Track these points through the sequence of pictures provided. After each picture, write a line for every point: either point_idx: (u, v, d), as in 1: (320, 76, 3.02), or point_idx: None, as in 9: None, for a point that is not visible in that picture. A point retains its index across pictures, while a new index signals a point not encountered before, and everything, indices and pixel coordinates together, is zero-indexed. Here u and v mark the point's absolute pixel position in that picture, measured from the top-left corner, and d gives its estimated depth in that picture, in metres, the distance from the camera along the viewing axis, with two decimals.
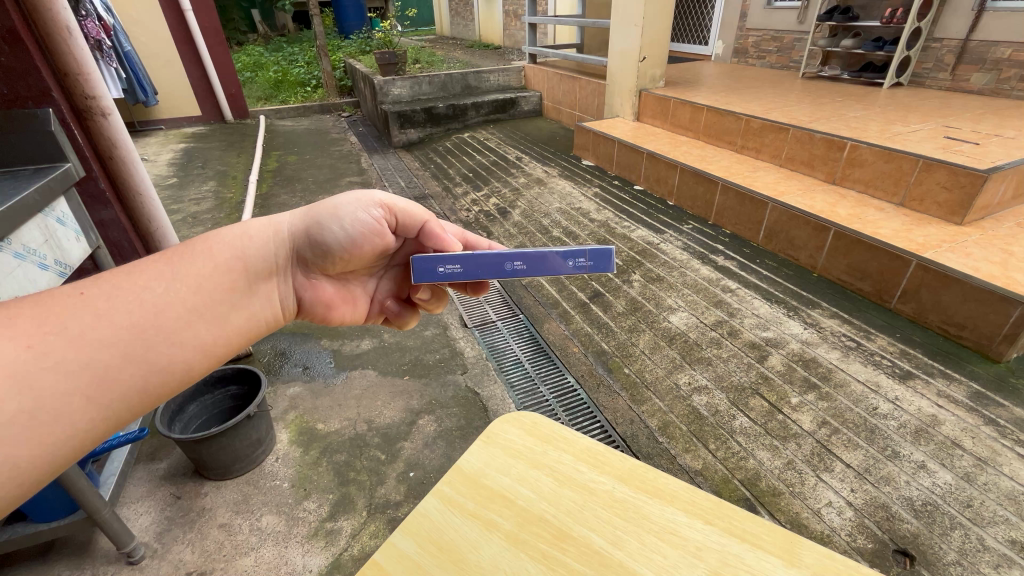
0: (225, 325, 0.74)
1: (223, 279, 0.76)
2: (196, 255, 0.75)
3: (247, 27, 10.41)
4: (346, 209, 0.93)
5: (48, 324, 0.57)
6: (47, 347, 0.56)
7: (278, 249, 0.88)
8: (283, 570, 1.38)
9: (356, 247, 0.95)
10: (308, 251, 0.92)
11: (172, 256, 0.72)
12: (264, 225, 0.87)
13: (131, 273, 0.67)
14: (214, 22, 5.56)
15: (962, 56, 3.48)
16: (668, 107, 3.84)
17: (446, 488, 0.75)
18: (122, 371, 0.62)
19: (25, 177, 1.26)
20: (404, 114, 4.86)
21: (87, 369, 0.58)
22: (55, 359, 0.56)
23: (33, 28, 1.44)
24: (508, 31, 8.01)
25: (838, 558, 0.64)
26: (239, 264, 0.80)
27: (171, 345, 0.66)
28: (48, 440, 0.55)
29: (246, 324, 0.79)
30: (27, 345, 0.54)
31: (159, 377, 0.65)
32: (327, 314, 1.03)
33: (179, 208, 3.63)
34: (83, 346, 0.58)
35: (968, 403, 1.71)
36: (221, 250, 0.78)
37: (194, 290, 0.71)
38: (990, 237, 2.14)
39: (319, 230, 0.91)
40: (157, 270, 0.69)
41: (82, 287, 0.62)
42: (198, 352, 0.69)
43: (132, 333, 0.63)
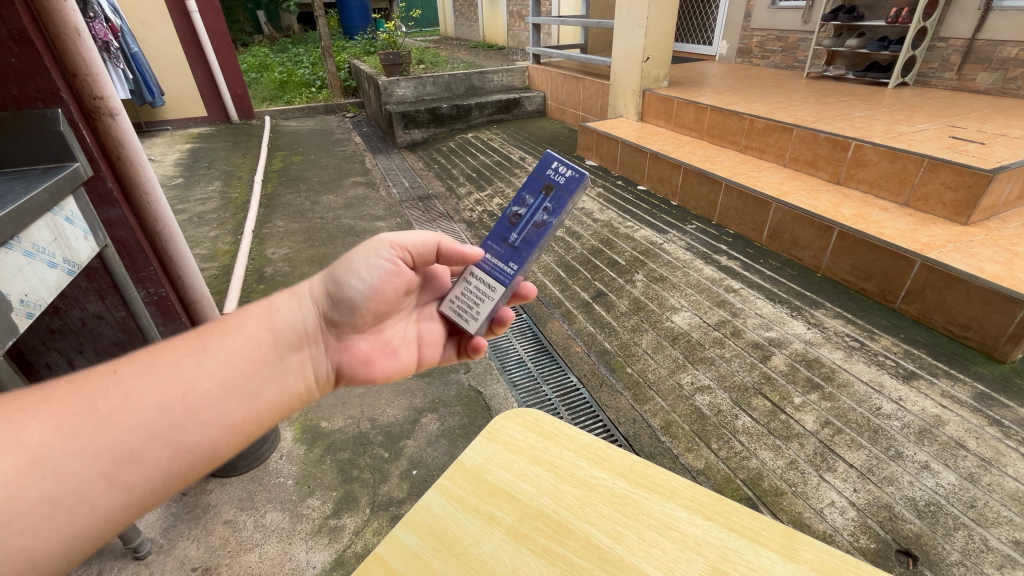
0: (254, 400, 0.76)
1: (250, 355, 0.78)
2: (226, 332, 0.78)
3: (252, 28, 10.48)
4: (363, 263, 0.91)
5: (80, 405, 0.62)
6: (74, 429, 0.60)
7: (306, 317, 0.88)
8: (287, 567, 1.39)
9: (382, 298, 0.93)
10: (331, 314, 0.91)
11: (204, 335, 0.76)
12: (287, 296, 0.89)
13: (165, 352, 0.71)
14: (220, 23, 5.60)
15: (968, 55, 3.46)
16: (671, 107, 3.84)
17: (448, 483, 0.76)
18: (146, 454, 0.63)
19: (35, 177, 1.28)
20: (408, 114, 4.88)
21: (113, 450, 0.61)
22: (79, 442, 0.59)
23: (42, 29, 1.45)
24: (513, 32, 8.03)
25: (838, 554, 0.65)
26: (267, 340, 0.82)
27: (199, 425, 0.69)
28: (68, 526, 0.57)
29: (278, 397, 0.80)
30: (57, 427, 0.59)
31: (185, 459, 0.67)
32: (371, 372, 0.97)
33: (185, 208, 3.66)
34: (109, 428, 0.62)
35: (973, 404, 1.70)
36: (249, 323, 0.81)
37: (223, 367, 0.74)
38: (995, 237, 2.13)
39: (340, 291, 0.90)
40: (187, 347, 0.73)
41: (116, 367, 0.67)
42: (224, 431, 0.71)
43: (160, 412, 0.66)
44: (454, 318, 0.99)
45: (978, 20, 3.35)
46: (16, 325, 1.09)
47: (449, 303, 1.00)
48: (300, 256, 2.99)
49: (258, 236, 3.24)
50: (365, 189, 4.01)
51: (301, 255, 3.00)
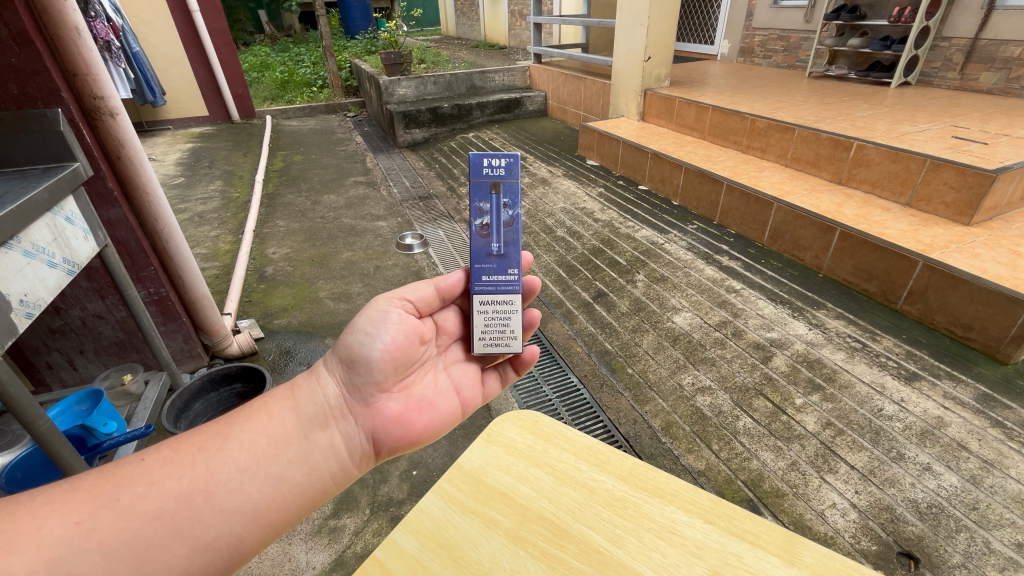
0: (280, 484, 0.73)
1: (276, 433, 0.76)
2: (251, 411, 0.77)
3: (253, 28, 10.49)
4: (369, 322, 0.86)
5: (105, 496, 0.63)
6: (93, 524, 0.60)
7: (328, 390, 0.83)
8: (287, 567, 1.38)
9: (401, 353, 0.86)
10: (352, 381, 0.84)
11: (229, 418, 0.76)
12: (305, 373, 0.84)
13: (191, 439, 0.72)
14: (222, 23, 5.60)
15: (971, 55, 3.45)
16: (673, 107, 3.83)
17: (447, 486, 0.75)
18: (162, 549, 0.62)
19: (35, 176, 1.28)
20: (409, 113, 4.88)
21: (128, 546, 0.60)
22: (96, 538, 0.59)
23: (42, 29, 1.45)
24: (514, 32, 8.02)
25: (839, 558, 0.64)
26: (292, 417, 0.79)
27: (216, 515, 0.67)
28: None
29: (305, 480, 0.76)
30: (76, 521, 0.60)
31: (203, 554, 0.64)
32: (411, 435, 0.86)
33: (186, 208, 3.66)
34: (128, 520, 0.62)
35: (975, 405, 1.69)
36: (275, 404, 0.79)
37: (245, 449, 0.72)
38: (998, 238, 2.12)
39: (355, 354, 0.84)
40: (211, 433, 0.73)
41: (144, 454, 0.69)
42: (245, 518, 0.69)
43: (179, 503, 0.65)
44: (496, 351, 0.92)
45: (981, 20, 3.33)
46: (16, 325, 1.09)
47: (477, 340, 0.92)
48: (301, 256, 2.98)
49: (259, 236, 3.23)
50: (365, 188, 4.01)
51: (301, 255, 2.99)
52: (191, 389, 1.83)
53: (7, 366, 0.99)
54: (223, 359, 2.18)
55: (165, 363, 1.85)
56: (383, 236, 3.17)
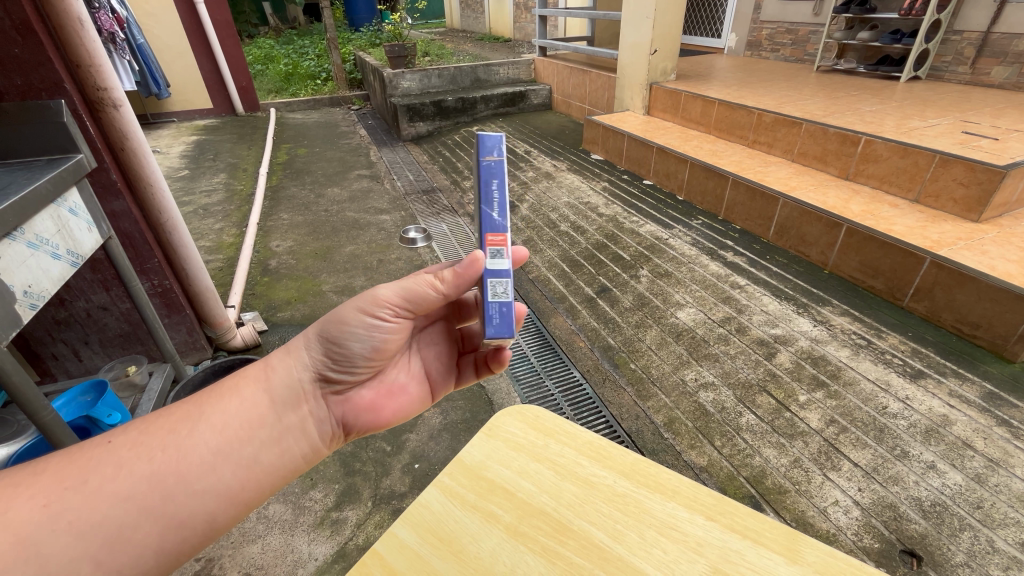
0: (253, 465, 0.76)
1: (249, 417, 0.78)
2: (223, 393, 0.78)
3: (258, 20, 10.47)
4: (352, 310, 0.83)
5: (73, 480, 0.64)
6: (62, 505, 0.62)
7: (304, 376, 0.84)
8: (290, 558, 1.40)
9: (382, 346, 0.85)
10: (329, 368, 0.85)
11: (199, 400, 0.77)
12: (283, 353, 0.85)
13: (160, 421, 0.73)
14: (225, 16, 5.58)
15: (983, 49, 3.39)
16: (679, 101, 3.80)
17: (448, 479, 0.75)
18: (136, 529, 0.64)
19: (39, 167, 1.28)
20: (413, 107, 4.87)
21: (101, 526, 0.63)
22: (66, 520, 0.61)
23: (45, 19, 1.45)
24: (519, 24, 7.96)
25: (841, 556, 0.64)
26: (264, 399, 0.81)
27: (190, 495, 0.69)
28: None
29: (277, 461, 0.79)
30: (43, 503, 0.61)
31: (178, 533, 0.67)
32: (379, 420, 0.90)
33: (190, 200, 3.67)
34: (98, 502, 0.63)
35: (981, 404, 1.68)
36: (246, 387, 0.80)
37: (217, 432, 0.74)
38: (1008, 235, 2.09)
39: (336, 345, 0.83)
40: (182, 416, 0.74)
41: (110, 436, 0.69)
42: (220, 498, 0.71)
43: (151, 485, 0.67)
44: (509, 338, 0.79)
45: (994, 13, 3.28)
46: (20, 316, 1.09)
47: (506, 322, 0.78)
48: (305, 249, 2.98)
49: (263, 229, 3.23)
50: (369, 182, 4.00)
51: (305, 248, 2.99)
52: (196, 381, 1.85)
53: (12, 356, 1.00)
54: (226, 352, 2.18)
55: (168, 354, 1.86)
56: (386, 229, 3.17)
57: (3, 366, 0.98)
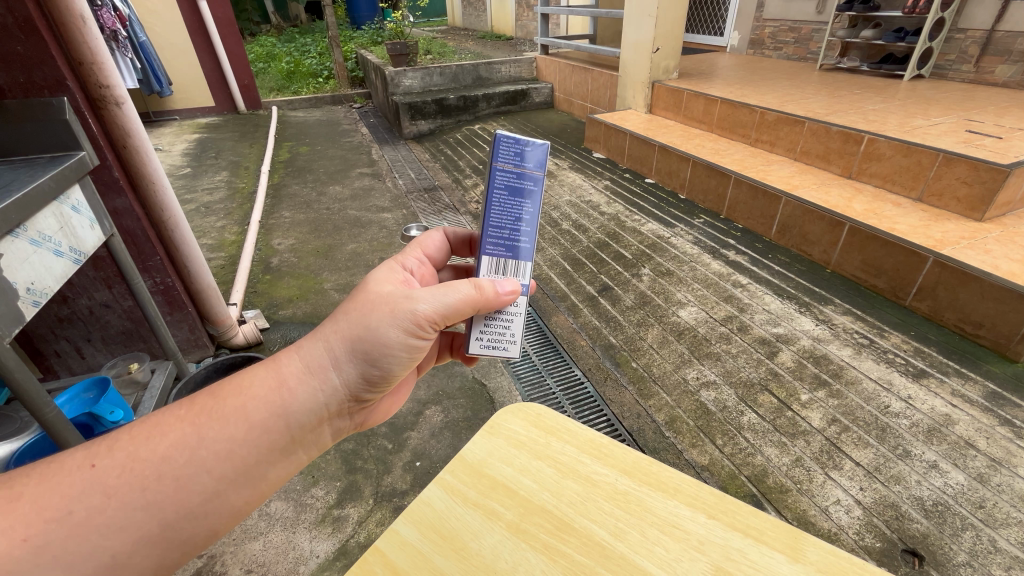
0: (260, 483, 0.70)
1: (267, 443, 0.70)
2: (227, 412, 0.68)
3: (259, 18, 10.48)
4: (393, 325, 0.76)
5: (54, 510, 0.57)
6: (45, 539, 0.56)
7: (329, 398, 0.75)
8: (292, 556, 1.40)
9: (414, 359, 0.81)
10: (361, 388, 0.78)
11: (198, 416, 0.67)
12: (301, 373, 0.73)
13: (151, 439, 0.64)
14: (227, 13, 5.58)
15: (986, 47, 3.38)
16: (681, 99, 3.79)
17: (449, 477, 0.75)
18: (133, 557, 0.60)
19: (41, 165, 1.28)
20: (415, 105, 4.87)
21: (94, 557, 0.58)
22: (51, 554, 0.55)
23: (48, 17, 1.45)
24: (521, 22, 7.96)
25: (843, 555, 0.63)
26: (283, 425, 0.71)
27: (192, 520, 0.64)
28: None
29: (286, 475, 0.74)
30: (23, 537, 0.54)
31: (179, 556, 0.63)
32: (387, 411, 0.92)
33: (192, 198, 3.67)
34: (87, 534, 0.58)
35: (983, 403, 1.68)
36: (254, 405, 0.69)
37: (221, 456, 0.66)
38: (1011, 234, 2.09)
39: (371, 361, 0.77)
40: (178, 435, 0.65)
41: (94, 458, 0.61)
42: (225, 519, 0.67)
43: (147, 514, 0.61)
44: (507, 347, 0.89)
45: (998, 11, 3.26)
46: (23, 313, 1.09)
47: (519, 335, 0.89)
48: (306, 247, 2.99)
49: (265, 227, 3.24)
50: (371, 180, 4.00)
51: (307, 246, 3.00)
52: (198, 379, 1.86)
53: (14, 353, 1.00)
54: (228, 350, 2.19)
55: (171, 352, 1.86)
56: (388, 227, 3.17)
57: (5, 363, 0.98)
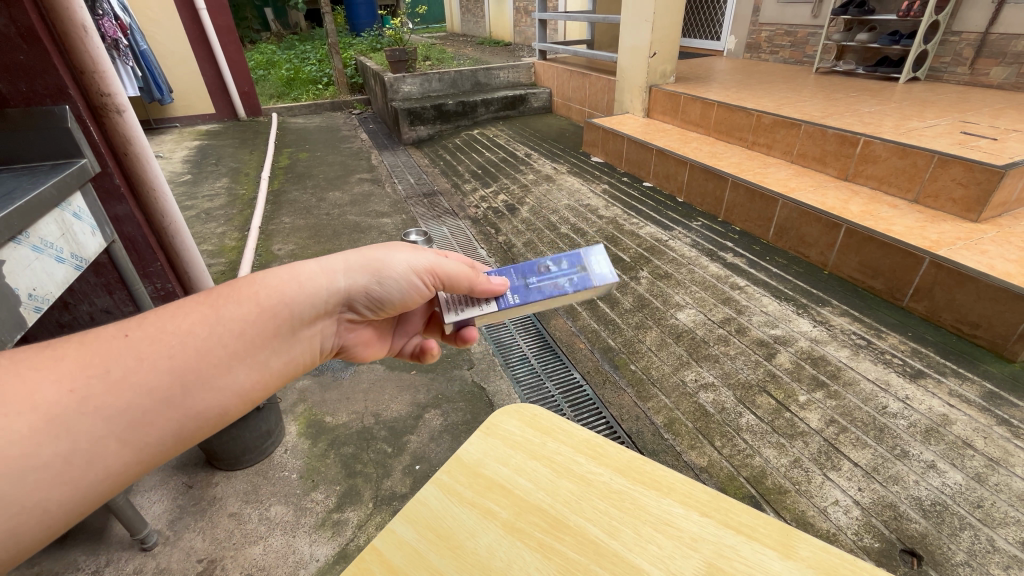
0: (262, 368, 0.72)
1: (269, 326, 0.73)
2: (242, 297, 0.71)
3: (259, 26, 10.56)
4: (402, 256, 0.85)
5: (95, 365, 0.57)
6: (88, 391, 0.56)
7: (328, 299, 0.81)
8: (291, 559, 1.40)
9: (411, 298, 0.89)
10: (360, 304, 0.86)
11: (217, 301, 0.69)
12: (316, 273, 0.79)
13: (173, 317, 0.65)
14: (228, 21, 5.62)
15: (981, 50, 3.40)
16: (678, 104, 3.81)
17: (445, 477, 0.76)
18: (159, 415, 0.60)
19: (42, 173, 1.29)
20: (414, 111, 4.90)
21: (125, 413, 0.58)
22: (94, 403, 0.56)
23: (49, 26, 1.47)
24: (519, 29, 8.01)
25: (835, 552, 0.64)
26: (284, 312, 0.75)
27: (209, 391, 0.65)
28: (79, 484, 0.55)
29: (284, 367, 0.76)
30: (70, 388, 0.55)
31: (195, 423, 0.64)
32: (366, 354, 1.00)
33: (193, 205, 3.69)
34: (122, 390, 0.58)
35: (981, 403, 1.68)
36: (266, 294, 0.73)
37: (236, 334, 0.69)
38: (1007, 234, 2.10)
39: (376, 284, 0.85)
40: (198, 313, 0.67)
41: (127, 329, 0.61)
42: (234, 397, 0.67)
43: (174, 378, 0.62)
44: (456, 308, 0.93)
45: (992, 13, 3.28)
46: (26, 319, 1.10)
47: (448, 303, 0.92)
48: (306, 252, 3.00)
49: (265, 232, 3.25)
50: (370, 185, 4.02)
51: (307, 251, 3.02)
52: None
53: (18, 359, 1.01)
54: None
55: None
56: (387, 232, 3.20)
57: None
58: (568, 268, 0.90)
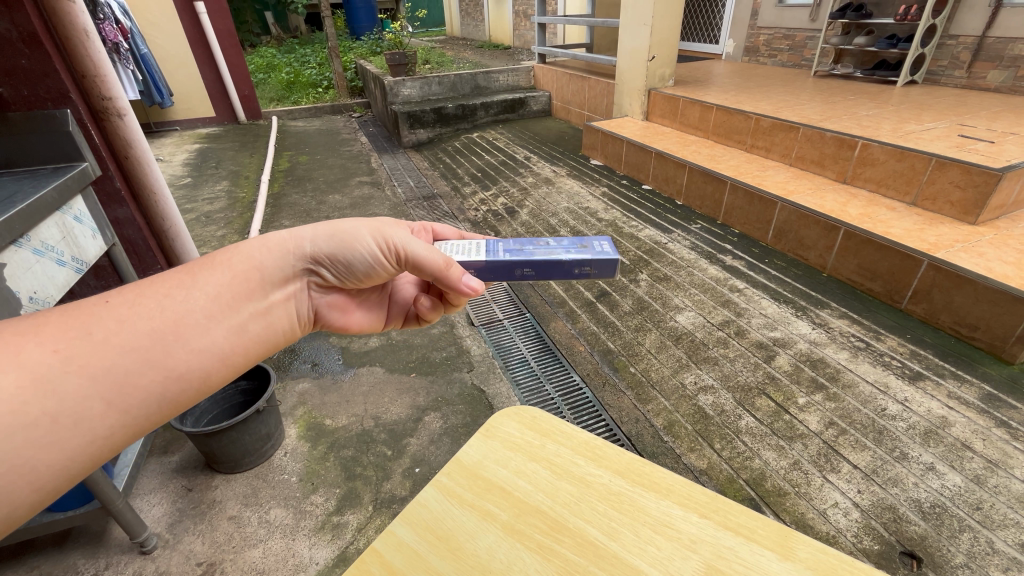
0: (245, 333, 0.68)
1: (244, 288, 0.69)
2: (216, 265, 0.68)
3: (260, 30, 10.59)
4: (367, 229, 0.84)
5: (76, 327, 0.54)
6: (72, 352, 0.53)
7: (298, 267, 0.78)
8: (291, 562, 1.40)
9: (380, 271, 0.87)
10: (330, 274, 0.83)
11: (190, 267, 0.65)
12: (283, 238, 0.76)
13: (146, 286, 0.61)
14: (228, 25, 5.63)
15: (978, 53, 3.42)
16: (677, 107, 3.82)
17: (445, 479, 0.76)
18: (143, 376, 0.57)
19: (44, 176, 1.30)
20: (414, 114, 4.92)
21: (109, 373, 0.55)
22: (78, 364, 0.53)
23: (52, 31, 1.48)
24: (519, 32, 8.04)
25: (833, 553, 0.64)
26: (257, 275, 0.71)
27: (190, 352, 0.61)
28: (66, 444, 0.52)
29: (266, 332, 0.72)
30: (53, 348, 0.52)
31: (180, 386, 0.60)
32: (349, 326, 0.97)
33: (193, 208, 3.70)
34: (104, 351, 0.55)
35: (980, 405, 1.68)
36: (240, 261, 0.70)
37: (213, 298, 0.65)
38: (1004, 237, 2.10)
39: (344, 253, 0.82)
40: (173, 277, 0.63)
41: (107, 295, 0.58)
42: (216, 359, 0.63)
43: (154, 338, 0.58)
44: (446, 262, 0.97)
45: (989, 17, 3.30)
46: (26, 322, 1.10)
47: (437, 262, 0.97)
48: None
49: None
50: (370, 188, 4.03)
51: None
52: None
53: None
54: None
55: None
56: None
57: None
58: (568, 245, 0.95)
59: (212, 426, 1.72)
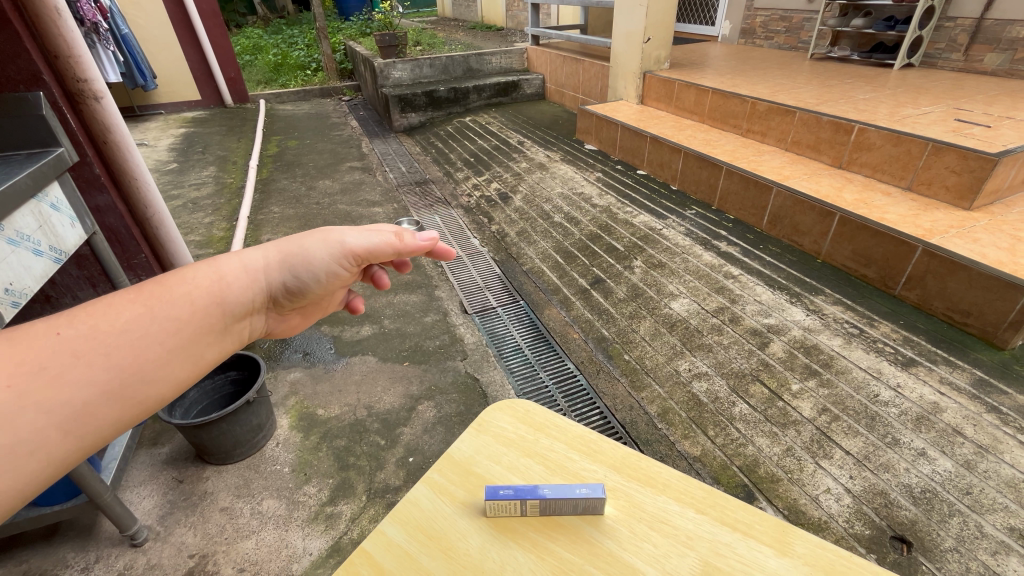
0: (200, 364, 0.65)
1: (205, 322, 0.65)
2: (175, 296, 0.63)
3: (244, 10, 10.31)
4: (322, 246, 0.81)
5: (26, 360, 0.50)
6: (25, 388, 0.49)
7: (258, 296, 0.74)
8: (284, 554, 1.39)
9: (331, 286, 0.85)
10: (285, 296, 0.79)
11: (149, 298, 0.61)
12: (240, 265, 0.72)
13: (103, 316, 0.56)
14: (211, 4, 5.47)
15: (976, 35, 3.38)
16: (672, 90, 3.76)
17: (437, 476, 0.79)
18: (101, 407, 0.54)
19: (16, 162, 1.24)
20: (405, 97, 4.83)
21: (67, 404, 0.52)
22: (33, 398, 0.49)
23: (21, 10, 1.42)
24: (511, 12, 7.87)
25: (827, 547, 0.68)
26: (218, 308, 0.67)
27: (151, 381, 0.58)
28: (21, 474, 0.49)
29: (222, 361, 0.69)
30: (6, 382, 0.48)
31: (139, 414, 0.58)
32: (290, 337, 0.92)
33: (179, 194, 3.63)
34: (62, 384, 0.51)
35: (971, 391, 1.69)
36: (199, 292, 0.65)
37: (172, 332, 0.61)
38: (999, 222, 2.10)
39: (299, 276, 0.79)
40: (131, 309, 0.59)
41: (57, 325, 0.53)
42: (175, 388, 0.61)
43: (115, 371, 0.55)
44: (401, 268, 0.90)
45: None
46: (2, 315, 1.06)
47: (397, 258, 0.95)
48: None
49: (253, 222, 3.20)
50: (361, 174, 3.96)
51: None
52: None
53: None
54: None
55: None
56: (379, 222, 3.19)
57: None
58: None
59: (201, 418, 1.69)
